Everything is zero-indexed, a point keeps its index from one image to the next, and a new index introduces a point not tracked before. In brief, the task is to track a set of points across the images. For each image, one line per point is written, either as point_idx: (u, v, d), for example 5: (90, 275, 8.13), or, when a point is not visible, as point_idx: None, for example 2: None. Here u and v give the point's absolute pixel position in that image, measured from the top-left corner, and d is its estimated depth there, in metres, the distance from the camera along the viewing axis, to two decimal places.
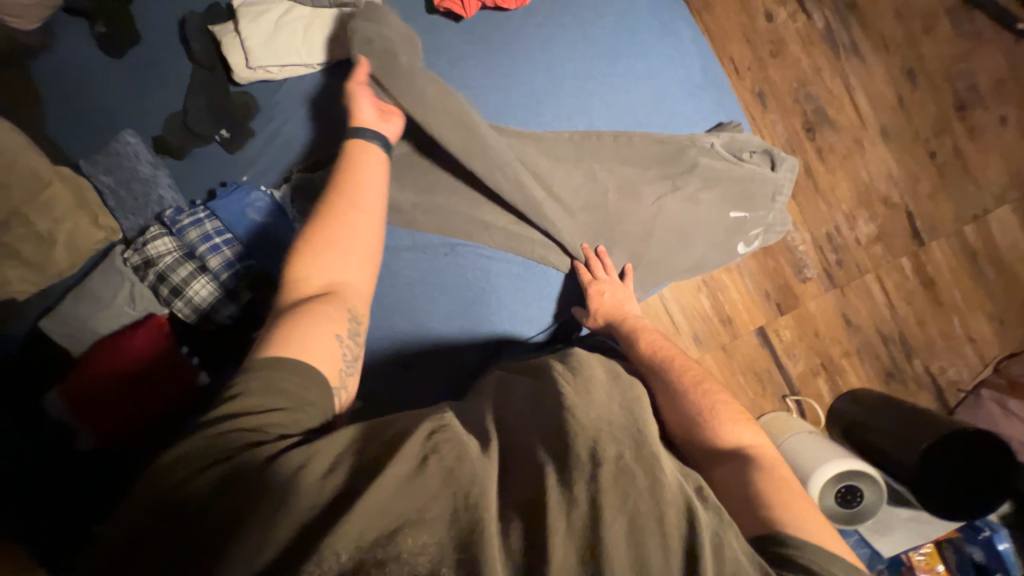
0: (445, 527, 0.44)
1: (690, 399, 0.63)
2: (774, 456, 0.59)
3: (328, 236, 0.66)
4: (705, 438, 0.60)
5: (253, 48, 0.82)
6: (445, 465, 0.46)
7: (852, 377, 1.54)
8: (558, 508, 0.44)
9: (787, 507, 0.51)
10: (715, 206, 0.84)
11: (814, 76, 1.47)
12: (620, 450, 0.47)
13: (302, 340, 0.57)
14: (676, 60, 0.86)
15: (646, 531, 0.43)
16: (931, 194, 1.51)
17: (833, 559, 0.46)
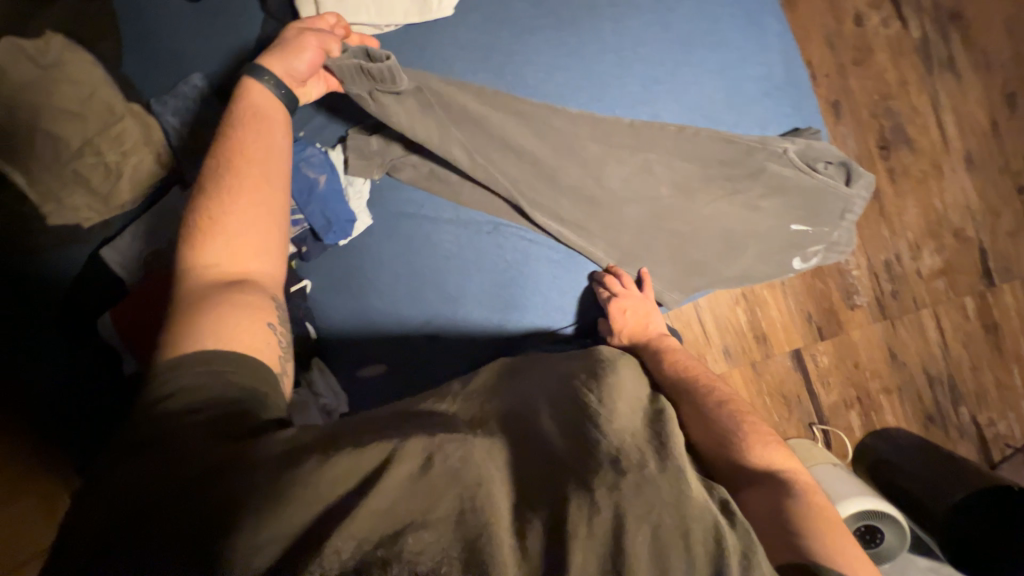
0: (452, 527, 0.42)
1: (721, 413, 0.62)
2: (808, 482, 0.56)
3: (243, 220, 0.60)
4: (737, 456, 0.58)
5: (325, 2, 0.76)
6: (450, 464, 0.45)
7: (888, 415, 1.46)
8: (581, 508, 0.42)
9: (819, 533, 0.49)
10: (775, 215, 0.79)
11: (898, 90, 1.36)
12: (644, 462, 0.46)
13: (234, 332, 0.54)
14: (756, 56, 0.81)
15: (669, 540, 0.42)
16: (1011, 233, 1.38)
17: None
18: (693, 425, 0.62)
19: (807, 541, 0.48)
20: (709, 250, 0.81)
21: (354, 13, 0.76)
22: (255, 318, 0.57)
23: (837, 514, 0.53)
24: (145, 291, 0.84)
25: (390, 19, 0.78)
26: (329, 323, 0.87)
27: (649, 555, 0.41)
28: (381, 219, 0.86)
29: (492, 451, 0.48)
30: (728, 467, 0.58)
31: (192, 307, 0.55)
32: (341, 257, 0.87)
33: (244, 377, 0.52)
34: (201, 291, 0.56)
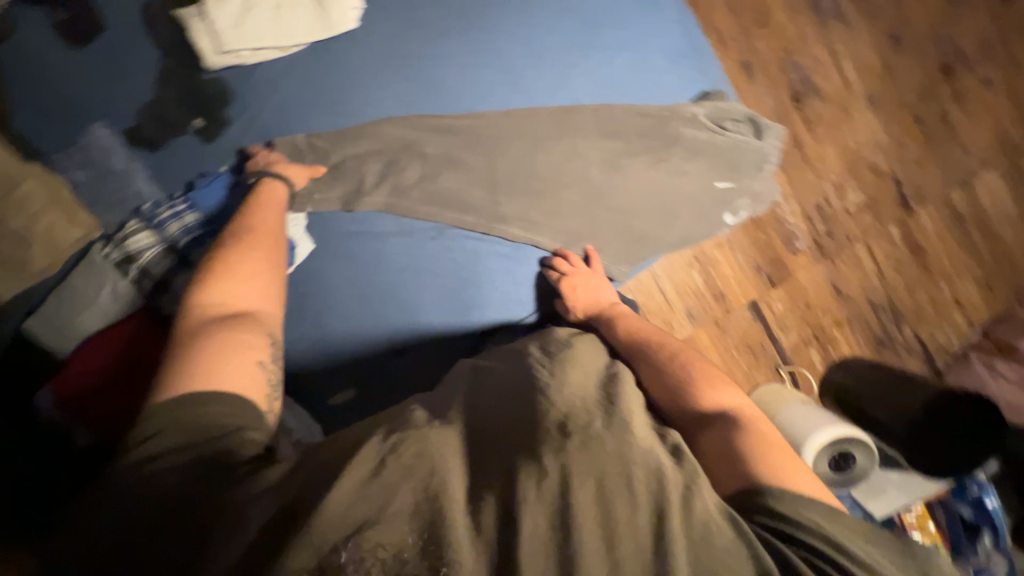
0: (408, 520, 0.45)
1: (675, 368, 0.66)
2: (755, 412, 0.60)
3: (250, 271, 0.67)
4: (689, 404, 0.61)
5: (224, 33, 0.77)
6: (404, 461, 0.47)
7: (844, 346, 1.56)
8: (531, 479, 0.45)
9: (765, 460, 0.53)
10: (703, 175, 0.83)
11: (801, 45, 1.45)
12: (589, 421, 0.49)
13: (223, 367, 0.57)
14: (659, 30, 0.84)
15: (614, 491, 0.46)
16: (919, 161, 1.50)
17: (810, 502, 0.49)
18: (653, 384, 0.65)
19: (759, 473, 0.52)
20: (648, 220, 0.84)
21: (257, 38, 0.77)
22: (245, 354, 0.59)
23: (778, 436, 0.57)
24: (91, 357, 0.79)
25: (293, 38, 0.78)
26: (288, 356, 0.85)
27: (599, 510, 0.45)
28: (322, 241, 0.84)
29: (450, 439, 0.49)
30: (685, 418, 0.61)
31: (188, 347, 0.59)
32: (291, 287, 0.85)
33: (233, 410, 0.54)
34: (198, 330, 0.60)
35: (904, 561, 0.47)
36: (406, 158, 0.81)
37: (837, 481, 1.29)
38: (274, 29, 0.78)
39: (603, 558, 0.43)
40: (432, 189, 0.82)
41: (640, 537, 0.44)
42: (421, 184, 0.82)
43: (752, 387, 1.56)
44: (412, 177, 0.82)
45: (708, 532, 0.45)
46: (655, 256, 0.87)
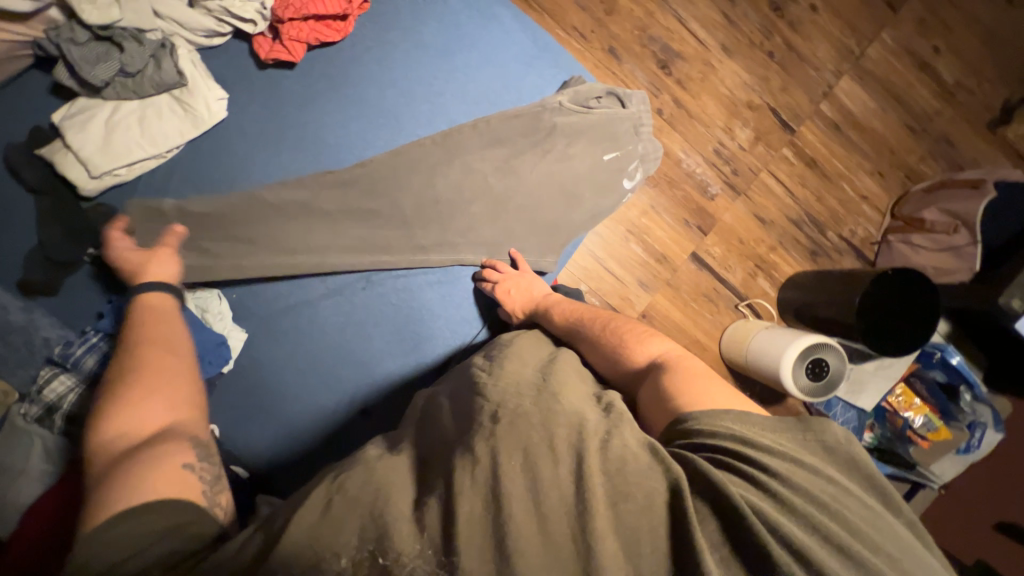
0: (358, 542, 0.49)
1: (607, 339, 0.77)
2: (680, 354, 0.71)
3: (157, 375, 0.62)
4: (625, 365, 0.74)
5: (90, 157, 0.72)
6: (351, 491, 0.52)
7: (785, 267, 1.69)
8: (465, 469, 0.51)
9: (686, 393, 0.63)
10: (588, 153, 0.89)
11: (650, 19, 1.59)
12: (516, 403, 0.57)
13: (145, 481, 0.51)
14: (506, 40, 0.90)
15: (538, 454, 0.52)
16: (783, 87, 1.66)
17: (723, 413, 0.59)
18: (596, 359, 0.76)
19: (683, 403, 0.62)
20: (555, 208, 0.89)
21: (128, 153, 0.74)
22: (169, 462, 0.54)
23: (702, 367, 0.68)
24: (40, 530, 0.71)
25: (167, 143, 0.76)
26: (250, 451, 0.84)
27: (526, 478, 0.50)
28: (254, 327, 0.83)
29: (399, 459, 0.57)
30: (627, 378, 0.73)
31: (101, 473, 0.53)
32: (236, 381, 0.84)
33: (168, 521, 0.49)
34: (111, 451, 0.55)
35: (803, 435, 0.57)
36: (301, 217, 0.79)
37: (817, 390, 1.36)
38: (144, 138, 0.75)
39: (533, 518, 0.48)
40: (335, 235, 0.81)
41: (564, 489, 0.50)
42: (324, 239, 0.80)
43: (721, 330, 1.65)
44: (312, 233, 0.80)
45: (623, 455, 0.52)
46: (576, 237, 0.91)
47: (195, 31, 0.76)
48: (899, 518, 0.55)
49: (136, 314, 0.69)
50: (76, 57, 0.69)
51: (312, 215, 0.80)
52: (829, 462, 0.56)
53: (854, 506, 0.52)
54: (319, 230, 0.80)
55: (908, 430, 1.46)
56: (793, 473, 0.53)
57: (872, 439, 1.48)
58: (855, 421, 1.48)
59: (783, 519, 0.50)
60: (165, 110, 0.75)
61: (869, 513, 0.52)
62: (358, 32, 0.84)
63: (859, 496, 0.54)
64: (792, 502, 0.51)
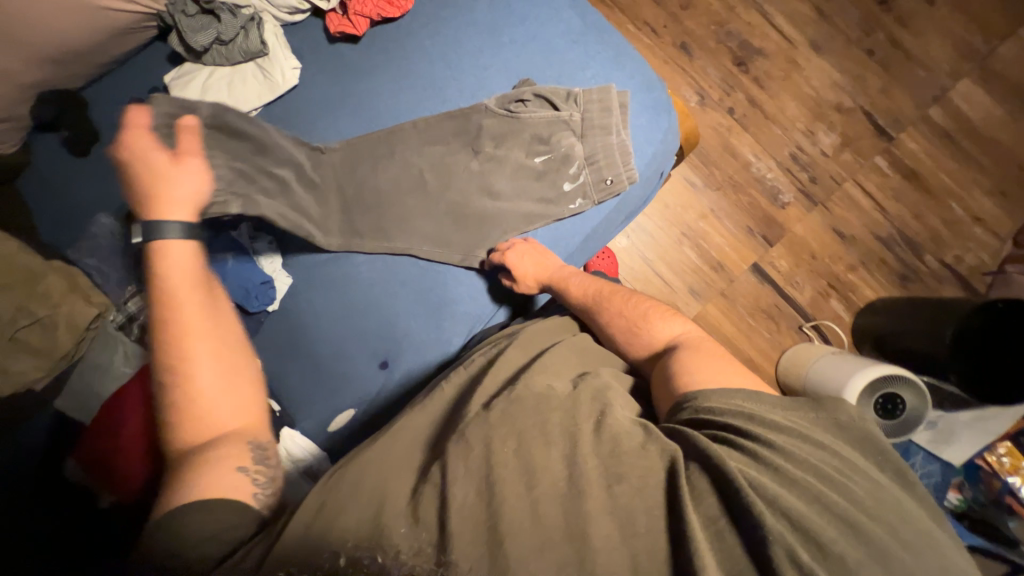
0: (360, 518, 0.57)
1: (623, 317, 0.82)
2: (696, 336, 0.78)
3: (206, 370, 0.66)
4: (645, 344, 0.80)
5: (187, 111, 0.86)
6: (347, 482, 0.61)
7: (866, 290, 1.50)
8: (459, 452, 0.61)
9: (692, 370, 0.71)
10: (518, 154, 0.84)
11: (729, 14, 1.51)
12: (514, 389, 0.68)
13: (201, 479, 0.57)
14: (553, 16, 0.83)
15: (533, 440, 0.62)
16: (884, 89, 1.47)
17: (730, 393, 0.66)
18: (613, 337, 0.83)
19: (690, 379, 0.70)
20: (482, 206, 0.85)
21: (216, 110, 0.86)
22: (229, 465, 0.59)
23: (715, 348, 0.75)
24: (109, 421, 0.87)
25: (247, 103, 0.87)
26: (291, 400, 0.90)
27: (518, 459, 0.60)
28: (298, 274, 0.91)
29: (387, 443, 0.67)
30: (647, 359, 0.80)
31: (182, 460, 0.60)
32: (276, 324, 0.90)
33: (208, 530, 0.54)
34: (187, 446, 0.61)
35: (815, 413, 0.64)
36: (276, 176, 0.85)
37: (886, 428, 1.17)
38: (230, 98, 0.87)
39: (523, 491, 0.58)
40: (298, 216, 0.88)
41: (556, 471, 0.60)
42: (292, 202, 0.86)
43: (780, 352, 1.50)
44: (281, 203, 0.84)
45: (617, 436, 0.63)
46: (527, 230, 0.85)
47: (280, 9, 0.87)
48: (908, 492, 0.60)
49: (166, 277, 0.71)
50: (183, 25, 0.82)
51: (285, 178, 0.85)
52: (836, 437, 0.62)
53: (855, 478, 0.59)
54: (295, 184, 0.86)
55: (1008, 495, 1.21)
56: (786, 446, 0.60)
57: (958, 502, 1.27)
58: (938, 476, 1.29)
59: (789, 498, 0.56)
60: (249, 73, 0.86)
61: (872, 485, 0.58)
62: (418, 10, 0.86)
63: (864, 469, 0.60)
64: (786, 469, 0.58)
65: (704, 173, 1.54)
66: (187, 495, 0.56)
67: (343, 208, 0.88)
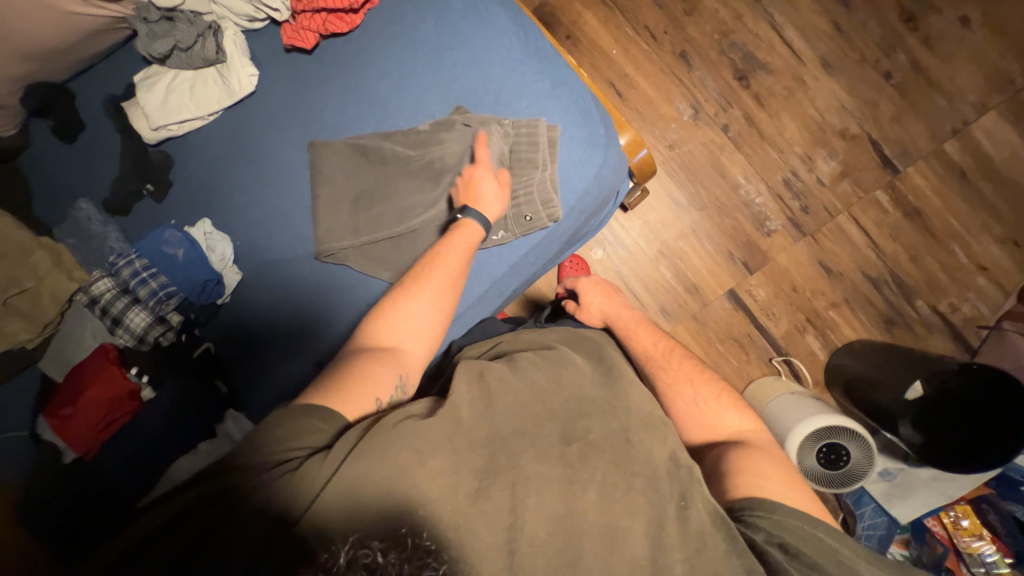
0: (433, 532, 0.60)
1: (692, 397, 0.86)
2: (763, 438, 0.80)
3: (418, 298, 0.78)
4: (709, 426, 0.83)
5: (151, 112, 0.92)
6: (417, 474, 0.62)
7: (846, 329, 1.42)
8: (533, 484, 0.65)
9: (758, 471, 0.72)
10: (446, 179, 0.86)
11: (735, 23, 1.44)
12: (587, 427, 0.72)
13: (357, 380, 0.70)
14: (495, 41, 0.86)
15: (617, 499, 0.66)
16: (895, 117, 1.38)
17: (808, 518, 0.66)
18: (676, 407, 0.87)
19: (750, 481, 0.71)
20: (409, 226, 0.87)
21: (178, 113, 0.92)
22: (375, 385, 0.70)
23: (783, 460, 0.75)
24: (74, 390, 0.90)
25: (206, 107, 0.92)
26: (242, 386, 0.97)
27: (599, 515, 0.65)
28: (247, 271, 0.96)
29: (448, 423, 0.67)
30: (706, 447, 0.82)
31: (349, 354, 0.74)
32: (225, 318, 0.98)
33: (322, 423, 0.64)
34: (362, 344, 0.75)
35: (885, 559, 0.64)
36: (384, 182, 0.88)
37: (825, 477, 1.16)
38: (189, 101, 0.92)
39: (603, 549, 0.64)
40: (268, 217, 0.95)
41: (637, 539, 0.65)
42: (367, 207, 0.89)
43: (745, 382, 1.46)
44: (385, 213, 0.88)
45: (701, 531, 0.64)
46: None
47: (239, 16, 0.90)
48: None
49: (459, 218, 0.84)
50: (144, 34, 0.87)
51: (387, 186, 0.88)
52: None
53: None
54: (385, 196, 0.88)
55: (950, 560, 1.18)
56: (813, 551, 0.64)
57: (902, 557, 1.25)
58: (883, 530, 1.25)
59: None
60: (207, 79, 0.91)
61: None
62: (368, 25, 0.90)
63: None
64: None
65: (690, 192, 1.48)
66: (342, 392, 0.68)
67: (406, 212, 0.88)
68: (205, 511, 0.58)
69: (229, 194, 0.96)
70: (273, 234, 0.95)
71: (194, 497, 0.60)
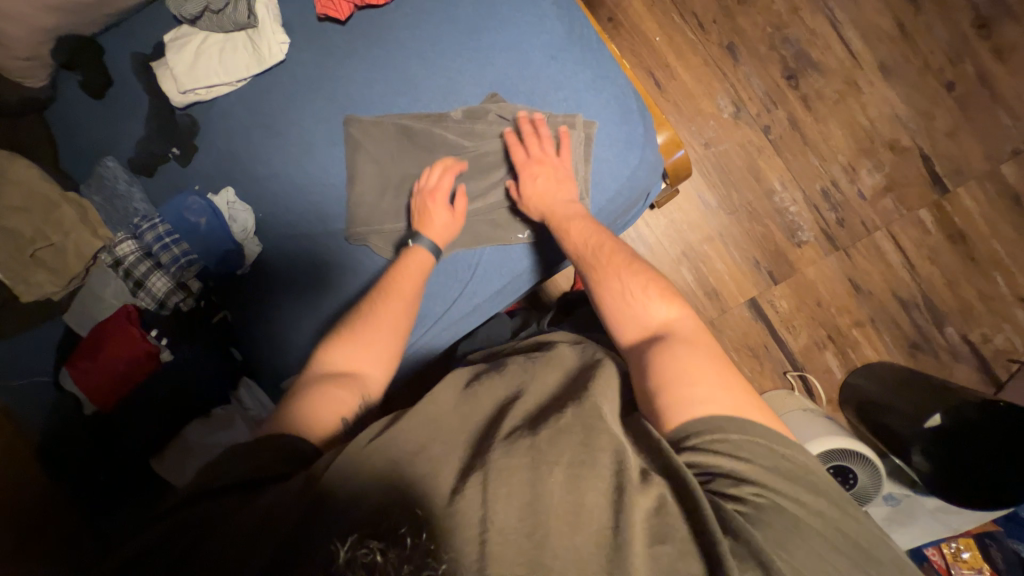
0: (392, 506, 0.53)
1: (621, 288, 0.74)
2: (688, 326, 0.69)
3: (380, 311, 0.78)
4: (633, 320, 0.72)
5: (180, 76, 0.92)
6: (394, 450, 0.58)
7: (868, 350, 1.38)
8: (503, 472, 0.55)
9: (683, 378, 0.62)
10: (485, 173, 0.88)
11: (790, 17, 1.35)
12: (561, 414, 0.61)
13: (317, 406, 0.66)
14: (536, 27, 0.85)
15: (581, 474, 0.56)
16: (952, 131, 1.29)
17: (735, 429, 0.58)
18: (604, 298, 0.75)
19: (675, 395, 0.62)
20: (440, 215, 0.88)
21: (207, 77, 0.92)
22: (338, 402, 0.67)
23: (707, 348, 0.66)
24: (98, 348, 0.91)
25: (237, 74, 0.91)
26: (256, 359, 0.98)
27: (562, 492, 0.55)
28: (267, 244, 0.95)
29: (427, 422, 0.62)
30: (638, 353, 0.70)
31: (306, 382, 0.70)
32: (241, 289, 0.97)
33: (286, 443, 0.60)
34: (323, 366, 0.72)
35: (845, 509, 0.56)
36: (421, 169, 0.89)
37: None
38: (219, 66, 0.91)
39: (568, 531, 0.53)
40: (291, 192, 0.94)
41: (602, 515, 0.54)
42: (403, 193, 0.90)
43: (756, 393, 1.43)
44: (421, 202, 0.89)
45: (662, 499, 0.54)
46: (473, 248, 0.89)
47: None
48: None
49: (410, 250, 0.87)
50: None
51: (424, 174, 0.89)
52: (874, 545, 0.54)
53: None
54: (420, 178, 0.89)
55: None
56: (772, 488, 0.55)
57: None
58: None
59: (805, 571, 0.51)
60: (239, 44, 0.91)
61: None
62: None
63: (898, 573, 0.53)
64: (786, 538, 0.52)
65: (721, 194, 1.42)
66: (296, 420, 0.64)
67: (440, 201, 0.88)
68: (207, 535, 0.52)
69: (251, 164, 0.95)
70: (294, 208, 0.94)
71: (186, 520, 0.54)
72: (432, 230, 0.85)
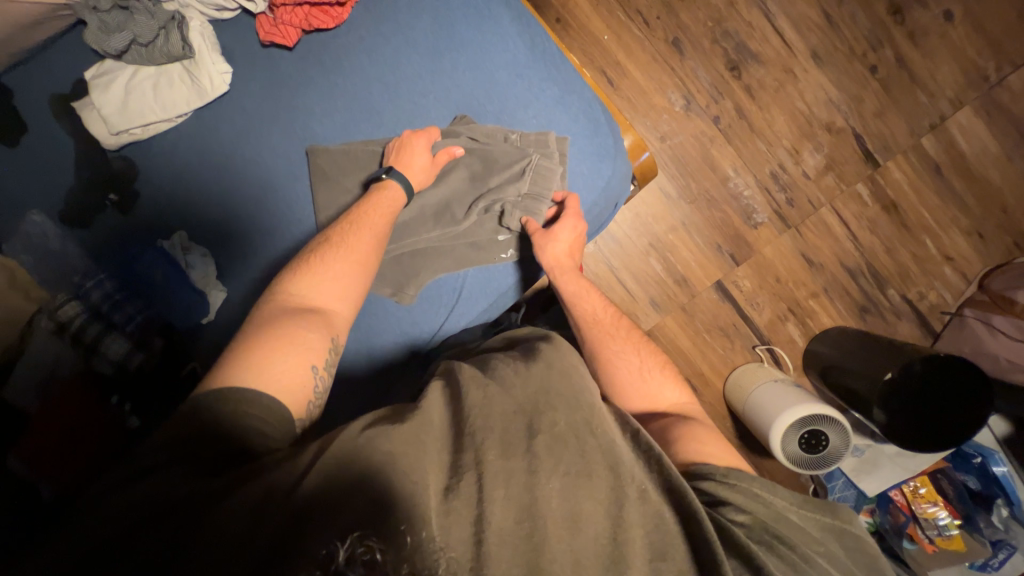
0: (398, 528, 0.51)
1: (636, 361, 0.82)
2: (686, 408, 0.79)
3: (340, 266, 0.77)
4: (644, 388, 0.80)
5: (110, 116, 0.86)
6: (376, 458, 0.56)
7: (824, 317, 1.49)
8: (499, 475, 0.57)
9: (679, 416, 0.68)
10: (465, 181, 0.89)
11: (729, 11, 1.41)
12: (553, 419, 0.63)
13: (280, 366, 0.65)
14: (499, 45, 0.88)
15: (583, 487, 0.59)
16: (878, 111, 1.41)
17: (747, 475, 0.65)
18: (622, 364, 0.81)
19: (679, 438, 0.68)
20: (427, 233, 0.88)
21: (141, 115, 0.86)
22: (302, 359, 0.68)
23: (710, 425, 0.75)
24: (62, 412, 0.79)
25: (175, 109, 0.87)
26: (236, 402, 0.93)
27: (564, 505, 0.57)
28: (232, 288, 0.91)
29: (418, 422, 0.61)
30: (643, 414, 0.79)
31: (263, 325, 0.70)
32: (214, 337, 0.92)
33: (253, 408, 0.61)
34: (282, 312, 0.72)
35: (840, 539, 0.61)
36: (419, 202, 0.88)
37: (808, 461, 1.24)
38: (154, 102, 0.86)
39: (567, 534, 0.56)
40: (255, 231, 0.90)
41: (599, 522, 0.58)
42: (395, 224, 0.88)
43: (729, 369, 1.51)
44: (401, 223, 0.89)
45: (660, 513, 0.58)
46: (458, 271, 0.90)
47: (207, 5, 0.87)
48: None
49: (379, 194, 0.83)
50: (95, 27, 0.83)
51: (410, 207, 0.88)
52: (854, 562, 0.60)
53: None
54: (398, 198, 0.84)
55: (909, 527, 1.32)
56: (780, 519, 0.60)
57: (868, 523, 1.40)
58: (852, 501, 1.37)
59: None
60: (173, 76, 0.86)
61: None
62: (356, 21, 0.89)
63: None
64: (797, 562, 0.57)
65: (680, 184, 1.47)
66: (253, 379, 0.63)
67: (414, 217, 0.88)
68: (176, 514, 0.53)
69: (207, 204, 0.90)
70: (264, 247, 0.90)
71: (145, 494, 0.54)
72: (408, 169, 0.83)
